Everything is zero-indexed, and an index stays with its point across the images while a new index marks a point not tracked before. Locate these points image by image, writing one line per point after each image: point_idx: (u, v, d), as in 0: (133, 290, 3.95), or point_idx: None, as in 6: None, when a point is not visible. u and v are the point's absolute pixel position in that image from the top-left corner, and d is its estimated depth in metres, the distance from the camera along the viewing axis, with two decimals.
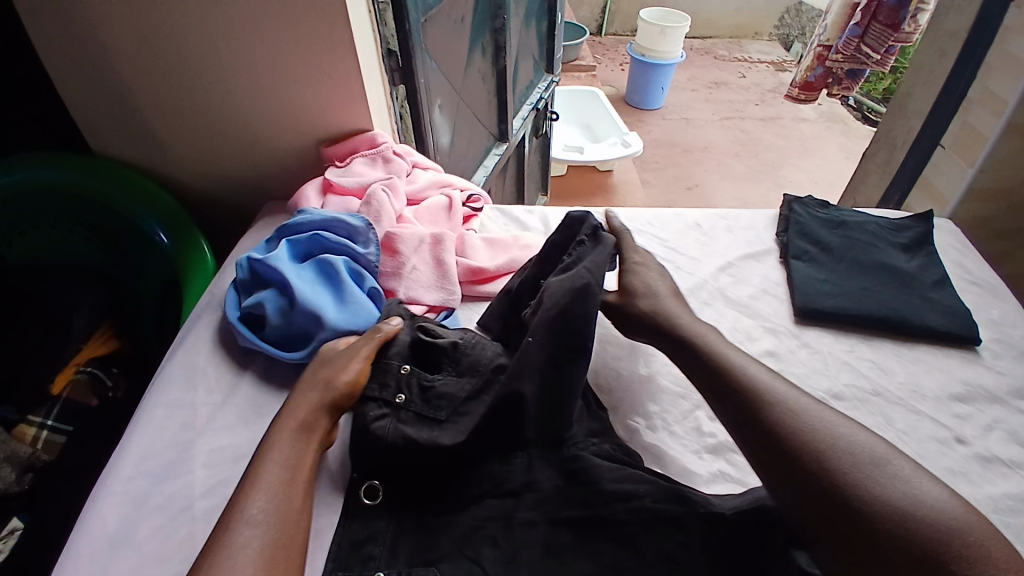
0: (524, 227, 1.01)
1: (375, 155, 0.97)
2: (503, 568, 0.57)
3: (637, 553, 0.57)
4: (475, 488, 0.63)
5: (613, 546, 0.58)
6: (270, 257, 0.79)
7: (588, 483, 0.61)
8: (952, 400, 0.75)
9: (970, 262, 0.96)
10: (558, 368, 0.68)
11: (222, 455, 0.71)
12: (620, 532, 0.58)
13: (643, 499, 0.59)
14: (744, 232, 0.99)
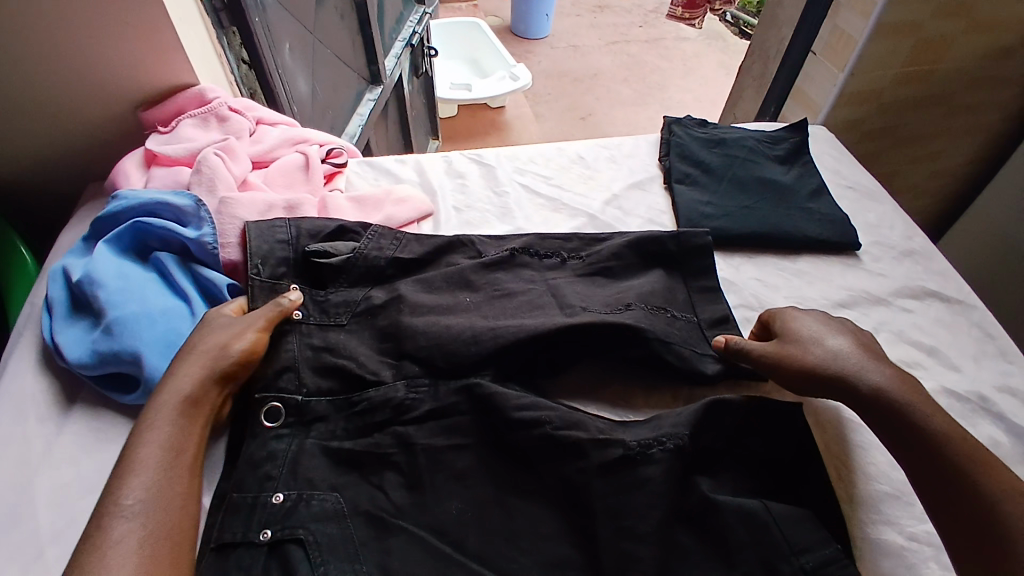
0: (396, 179, 0.90)
1: (206, 114, 0.83)
2: (410, 496, 0.55)
3: (548, 477, 0.56)
4: (375, 416, 0.60)
5: (526, 472, 0.57)
6: (88, 273, 0.64)
7: (491, 412, 0.59)
8: (837, 307, 0.77)
9: (845, 167, 0.97)
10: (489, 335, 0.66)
11: (70, 491, 0.60)
12: (528, 457, 0.57)
13: (547, 426, 0.57)
14: (627, 160, 0.95)
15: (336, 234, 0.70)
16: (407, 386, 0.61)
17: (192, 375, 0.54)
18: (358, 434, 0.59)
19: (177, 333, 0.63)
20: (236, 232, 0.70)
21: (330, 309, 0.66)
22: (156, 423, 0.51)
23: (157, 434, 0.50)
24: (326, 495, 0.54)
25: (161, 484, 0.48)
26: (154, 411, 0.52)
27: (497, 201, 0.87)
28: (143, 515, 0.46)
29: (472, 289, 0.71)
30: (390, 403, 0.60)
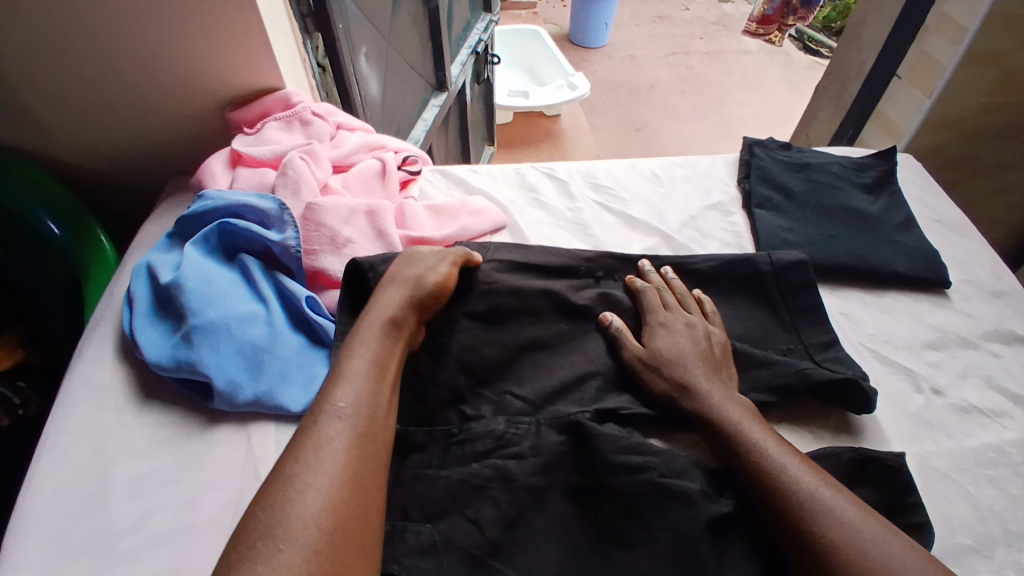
0: (468, 188, 0.90)
1: (290, 118, 0.86)
2: (503, 529, 0.55)
3: (643, 526, 0.55)
4: (477, 444, 0.60)
5: (620, 517, 0.56)
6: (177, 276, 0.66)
7: (590, 454, 0.58)
8: (924, 348, 0.73)
9: (932, 198, 0.93)
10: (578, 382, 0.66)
11: (145, 483, 0.62)
12: (625, 503, 0.56)
13: (652, 473, 0.56)
14: (704, 181, 0.92)
15: None
16: (508, 421, 0.62)
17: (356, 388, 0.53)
18: (457, 464, 0.59)
19: (252, 341, 0.64)
20: (320, 240, 0.72)
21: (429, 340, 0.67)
22: (363, 341, 0.57)
23: (366, 349, 0.57)
24: (421, 527, 0.54)
25: (367, 392, 0.53)
26: (365, 334, 0.58)
27: (572, 216, 0.86)
28: (349, 420, 0.51)
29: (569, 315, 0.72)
30: (493, 435, 0.61)
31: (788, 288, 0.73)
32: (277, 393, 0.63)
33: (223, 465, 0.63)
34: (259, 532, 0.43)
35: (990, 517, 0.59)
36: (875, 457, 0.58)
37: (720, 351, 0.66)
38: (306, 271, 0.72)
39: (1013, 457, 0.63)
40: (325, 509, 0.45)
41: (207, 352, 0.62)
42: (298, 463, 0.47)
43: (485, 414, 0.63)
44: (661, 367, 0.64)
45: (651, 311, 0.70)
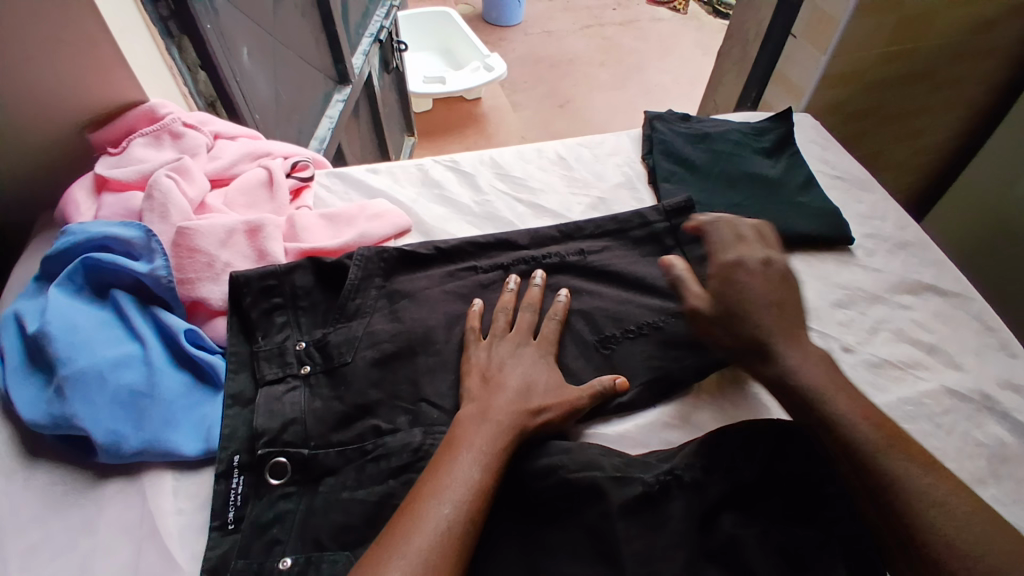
0: (366, 190, 0.85)
1: (158, 132, 0.79)
2: None
3: (561, 525, 0.53)
4: (394, 460, 0.57)
5: (541, 523, 0.53)
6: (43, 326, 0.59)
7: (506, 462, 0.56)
8: (835, 307, 0.74)
9: (833, 156, 0.94)
10: None
11: (34, 555, 0.53)
12: (544, 506, 0.54)
13: (560, 470, 0.54)
14: (611, 157, 0.90)
15: (330, 269, 0.69)
16: (425, 432, 0.59)
17: (463, 488, 0.49)
18: (372, 483, 0.56)
19: (129, 384, 0.58)
20: (195, 266, 0.66)
21: (334, 351, 0.64)
22: (465, 446, 0.52)
23: (465, 454, 0.51)
24: (338, 555, 0.52)
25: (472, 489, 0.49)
26: (472, 438, 0.53)
27: (479, 209, 0.82)
28: (453, 526, 0.46)
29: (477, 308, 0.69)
30: (409, 448, 0.58)
31: (691, 251, 0.74)
32: (165, 438, 0.58)
33: (122, 524, 0.56)
34: None
35: None
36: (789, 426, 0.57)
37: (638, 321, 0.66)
38: (184, 301, 0.66)
39: (929, 409, 0.65)
40: None
41: (81, 408, 0.55)
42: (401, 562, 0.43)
43: (403, 427, 0.60)
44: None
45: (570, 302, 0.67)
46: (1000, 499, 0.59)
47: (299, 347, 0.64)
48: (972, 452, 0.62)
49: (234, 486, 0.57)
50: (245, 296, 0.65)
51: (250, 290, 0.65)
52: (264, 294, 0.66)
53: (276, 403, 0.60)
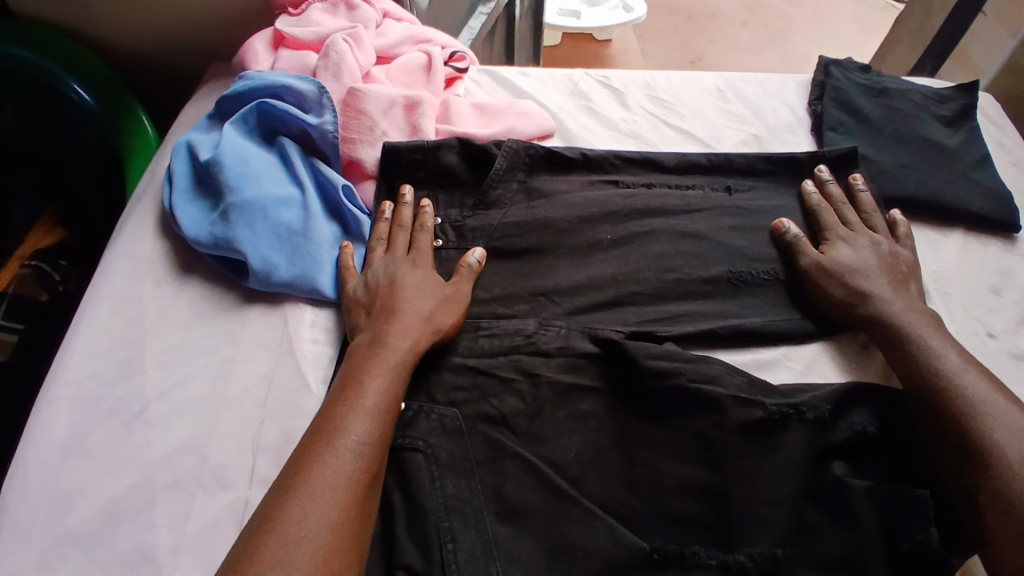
0: (515, 90, 0.85)
1: (335, 1, 0.82)
2: (527, 422, 0.55)
3: (668, 428, 0.54)
4: (507, 339, 0.59)
5: (646, 421, 0.54)
6: (216, 155, 0.65)
7: (622, 359, 0.57)
8: (987, 292, 0.68)
9: (1016, 140, 0.85)
10: (621, 293, 0.62)
11: (177, 355, 0.61)
12: (655, 407, 0.55)
13: (681, 378, 0.55)
14: (772, 99, 0.85)
15: (477, 154, 0.69)
16: (539, 323, 0.60)
17: (376, 397, 0.49)
18: (483, 356, 0.58)
19: (288, 223, 0.63)
20: (360, 129, 0.69)
21: (468, 235, 0.65)
22: (391, 347, 0.52)
23: (390, 358, 0.51)
24: (446, 410, 0.54)
25: (388, 398, 0.49)
26: (376, 359, 0.51)
27: (625, 127, 0.81)
28: (368, 435, 0.47)
29: (614, 223, 0.67)
30: (521, 334, 0.59)
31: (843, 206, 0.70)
32: (311, 274, 0.62)
33: (260, 340, 0.62)
34: (281, 525, 0.41)
35: None
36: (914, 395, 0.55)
37: (906, 268, 0.63)
38: (343, 159, 0.69)
39: None
40: (338, 516, 0.42)
41: (244, 231, 0.61)
42: (317, 471, 0.44)
43: (519, 313, 0.61)
44: (840, 274, 0.61)
45: (829, 227, 0.66)
46: None
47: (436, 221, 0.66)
48: None
49: None
50: (396, 164, 0.68)
51: (398, 163, 0.68)
52: (412, 167, 0.68)
53: None
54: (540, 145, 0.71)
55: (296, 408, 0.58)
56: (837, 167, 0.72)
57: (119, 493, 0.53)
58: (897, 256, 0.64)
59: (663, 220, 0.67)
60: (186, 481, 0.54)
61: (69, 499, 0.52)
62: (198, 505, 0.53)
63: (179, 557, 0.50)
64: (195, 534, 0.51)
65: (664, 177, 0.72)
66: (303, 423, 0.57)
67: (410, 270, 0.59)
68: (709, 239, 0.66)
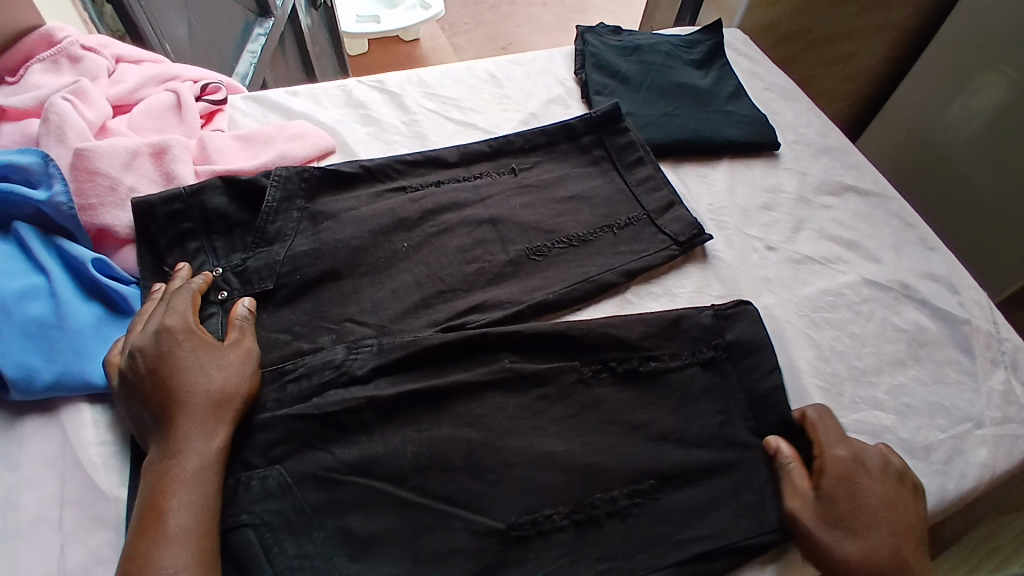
0: (287, 113, 0.81)
1: (55, 56, 0.73)
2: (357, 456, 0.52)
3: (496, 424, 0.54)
4: (317, 377, 0.56)
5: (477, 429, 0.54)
6: None
7: (436, 365, 0.58)
8: (759, 211, 0.75)
9: (761, 68, 0.95)
10: (424, 297, 0.62)
11: None
12: (480, 405, 0.55)
13: (502, 363, 0.57)
14: (543, 74, 0.88)
15: (245, 190, 0.65)
16: (348, 348, 0.58)
17: (184, 509, 0.44)
18: (294, 403, 0.54)
19: (37, 317, 0.55)
20: (96, 192, 0.61)
21: (253, 277, 0.61)
22: (189, 453, 0.46)
23: (195, 467, 0.46)
24: (267, 470, 0.50)
25: (204, 502, 0.45)
26: (174, 467, 0.46)
27: (408, 129, 0.80)
28: (185, 553, 0.42)
29: (407, 229, 0.67)
30: (331, 365, 0.56)
31: (618, 163, 0.75)
32: (81, 370, 0.55)
33: (36, 458, 0.53)
34: None
35: (831, 355, 0.63)
36: (698, 324, 0.61)
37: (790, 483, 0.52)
38: (89, 230, 0.61)
39: (849, 298, 0.68)
40: None
41: None
42: None
43: (326, 344, 0.58)
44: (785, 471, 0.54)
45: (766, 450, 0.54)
46: (921, 379, 0.63)
47: (216, 272, 0.61)
48: (889, 336, 0.65)
49: None
50: (152, 223, 0.61)
51: (155, 218, 0.61)
52: (172, 220, 0.62)
53: None
54: (312, 166, 0.69)
55: (97, 521, 0.51)
56: (603, 128, 0.77)
57: None
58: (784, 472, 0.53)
59: (457, 217, 0.69)
60: None
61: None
62: None
63: None
64: None
65: (445, 174, 0.74)
66: (107, 535, 0.51)
67: (179, 344, 0.51)
68: (504, 221, 0.68)
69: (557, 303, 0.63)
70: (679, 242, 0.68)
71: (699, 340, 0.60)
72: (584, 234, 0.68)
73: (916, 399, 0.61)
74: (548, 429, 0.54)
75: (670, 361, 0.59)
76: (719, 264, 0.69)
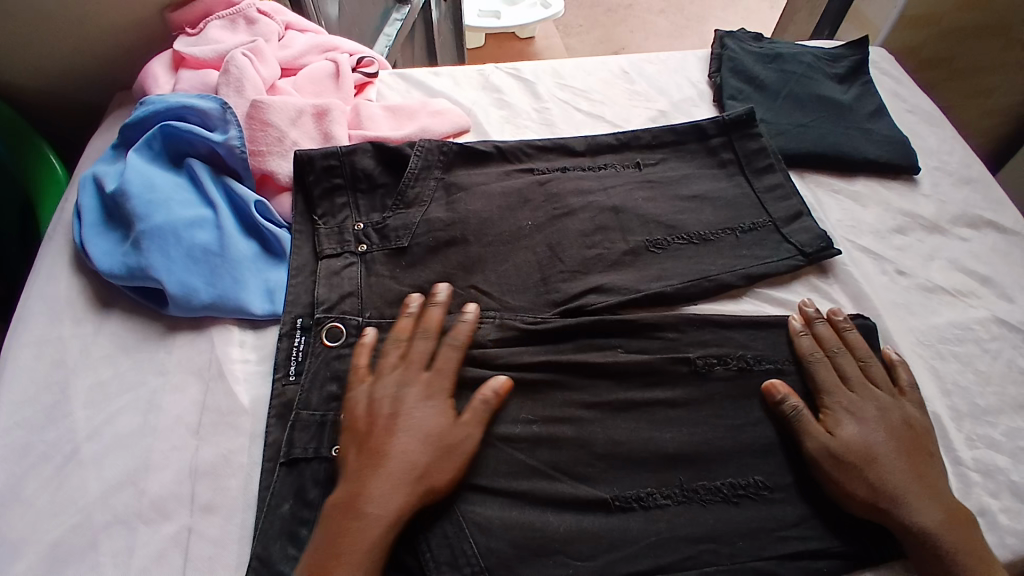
0: (428, 90, 0.86)
1: (234, 17, 0.81)
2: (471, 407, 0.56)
3: (597, 405, 0.56)
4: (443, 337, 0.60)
5: (582, 406, 0.56)
6: (124, 188, 0.63)
7: (556, 341, 0.60)
8: (891, 233, 0.72)
9: (906, 89, 0.90)
10: (545, 274, 0.65)
11: (104, 391, 0.58)
12: (593, 387, 0.57)
13: (618, 350, 0.59)
14: (676, 75, 0.88)
15: (393, 157, 0.70)
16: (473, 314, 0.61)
17: (359, 540, 0.45)
18: None
19: (202, 244, 0.62)
20: (268, 139, 0.68)
21: (391, 235, 0.66)
22: (390, 468, 0.48)
23: (389, 487, 0.48)
24: None
25: (387, 528, 0.46)
26: (374, 485, 0.47)
27: (538, 116, 0.82)
28: None
29: (531, 208, 0.70)
30: (456, 326, 0.60)
31: (746, 169, 0.74)
32: (234, 296, 0.61)
33: (187, 366, 0.60)
34: None
35: (952, 389, 0.61)
36: (820, 337, 0.60)
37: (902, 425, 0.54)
38: (254, 173, 0.68)
39: (979, 335, 0.64)
40: None
41: (158, 259, 0.60)
42: None
43: (452, 307, 0.62)
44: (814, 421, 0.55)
45: (830, 395, 0.56)
46: None
47: (358, 227, 0.67)
48: (1017, 379, 0.62)
49: (296, 343, 0.60)
50: (309, 174, 0.68)
51: (313, 170, 0.68)
52: (327, 174, 0.68)
53: (335, 278, 0.64)
54: (453, 142, 0.74)
55: (232, 429, 0.57)
56: (737, 133, 0.76)
57: (55, 543, 0.50)
58: (890, 412, 0.55)
59: (580, 202, 0.71)
60: (127, 516, 0.52)
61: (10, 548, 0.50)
62: (142, 537, 0.51)
63: None
64: (140, 570, 0.50)
65: (572, 161, 0.76)
66: (238, 442, 0.56)
67: (384, 384, 0.54)
68: (626, 211, 0.70)
69: (675, 298, 0.63)
70: (807, 254, 0.66)
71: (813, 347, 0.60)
72: (707, 235, 0.68)
73: None
74: (653, 414, 0.56)
75: (778, 367, 0.59)
76: (842, 280, 0.67)
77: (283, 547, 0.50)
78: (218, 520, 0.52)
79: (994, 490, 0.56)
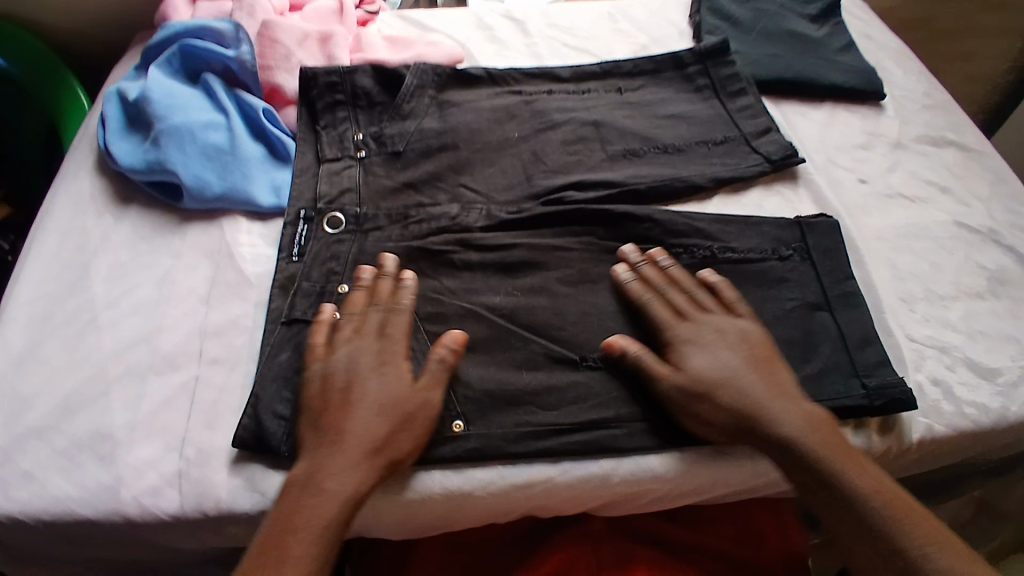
0: (425, 27, 0.92)
1: None
2: (455, 282, 0.62)
3: (572, 283, 0.62)
4: (431, 224, 0.66)
5: (562, 283, 0.62)
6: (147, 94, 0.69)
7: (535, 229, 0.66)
8: (855, 148, 0.77)
9: (877, 31, 0.96)
10: (528, 176, 0.71)
11: (124, 268, 0.65)
12: (568, 267, 0.63)
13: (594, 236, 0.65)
14: (659, 15, 0.94)
15: (390, 76, 0.76)
16: (461, 207, 0.67)
17: (333, 505, 0.48)
18: (413, 238, 0.65)
19: (215, 144, 0.68)
20: (275, 56, 0.75)
21: (387, 141, 0.72)
22: (347, 440, 0.50)
23: (345, 464, 0.49)
24: None
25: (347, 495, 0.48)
26: (328, 456, 0.49)
27: (527, 49, 0.88)
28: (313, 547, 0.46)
29: (517, 122, 0.75)
30: (446, 216, 0.66)
31: (719, 92, 0.79)
32: (243, 189, 0.67)
33: (199, 249, 0.66)
34: None
35: (906, 277, 0.65)
36: (777, 228, 0.65)
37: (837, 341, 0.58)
38: (264, 87, 0.75)
39: (933, 233, 0.69)
40: None
41: (176, 155, 0.66)
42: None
43: (442, 202, 0.68)
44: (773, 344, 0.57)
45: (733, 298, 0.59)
46: (998, 312, 0.64)
47: (357, 136, 0.72)
48: (968, 270, 0.67)
49: (299, 232, 0.66)
50: (313, 90, 0.73)
51: (316, 85, 0.73)
52: (329, 90, 0.74)
53: (336, 177, 0.69)
54: (445, 65, 0.79)
55: (237, 302, 0.62)
56: (711, 61, 0.81)
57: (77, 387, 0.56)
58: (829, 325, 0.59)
59: (563, 117, 0.76)
60: (142, 368, 0.58)
61: (25, 402, 0.56)
62: (155, 384, 0.57)
63: (138, 433, 0.55)
64: (148, 413, 0.56)
65: (557, 85, 0.81)
66: (242, 313, 0.62)
67: (353, 357, 0.53)
68: (606, 124, 0.75)
69: (646, 197, 0.69)
70: (772, 162, 0.72)
71: (777, 240, 0.65)
72: (680, 146, 0.74)
73: (989, 328, 0.63)
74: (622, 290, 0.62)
75: (741, 255, 0.64)
76: (804, 186, 0.72)
77: (279, 389, 0.56)
78: (222, 372, 0.58)
79: (950, 363, 0.60)
